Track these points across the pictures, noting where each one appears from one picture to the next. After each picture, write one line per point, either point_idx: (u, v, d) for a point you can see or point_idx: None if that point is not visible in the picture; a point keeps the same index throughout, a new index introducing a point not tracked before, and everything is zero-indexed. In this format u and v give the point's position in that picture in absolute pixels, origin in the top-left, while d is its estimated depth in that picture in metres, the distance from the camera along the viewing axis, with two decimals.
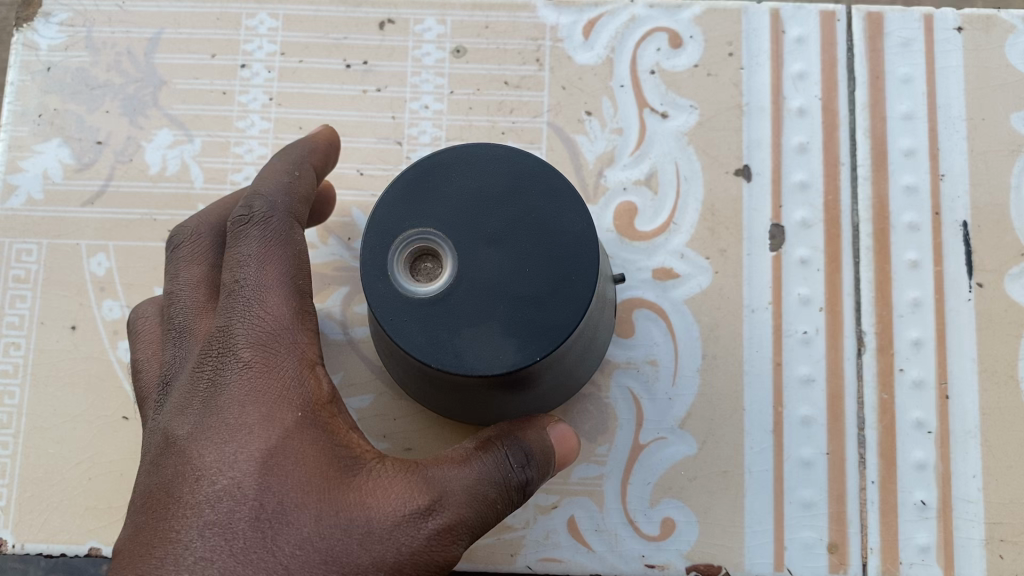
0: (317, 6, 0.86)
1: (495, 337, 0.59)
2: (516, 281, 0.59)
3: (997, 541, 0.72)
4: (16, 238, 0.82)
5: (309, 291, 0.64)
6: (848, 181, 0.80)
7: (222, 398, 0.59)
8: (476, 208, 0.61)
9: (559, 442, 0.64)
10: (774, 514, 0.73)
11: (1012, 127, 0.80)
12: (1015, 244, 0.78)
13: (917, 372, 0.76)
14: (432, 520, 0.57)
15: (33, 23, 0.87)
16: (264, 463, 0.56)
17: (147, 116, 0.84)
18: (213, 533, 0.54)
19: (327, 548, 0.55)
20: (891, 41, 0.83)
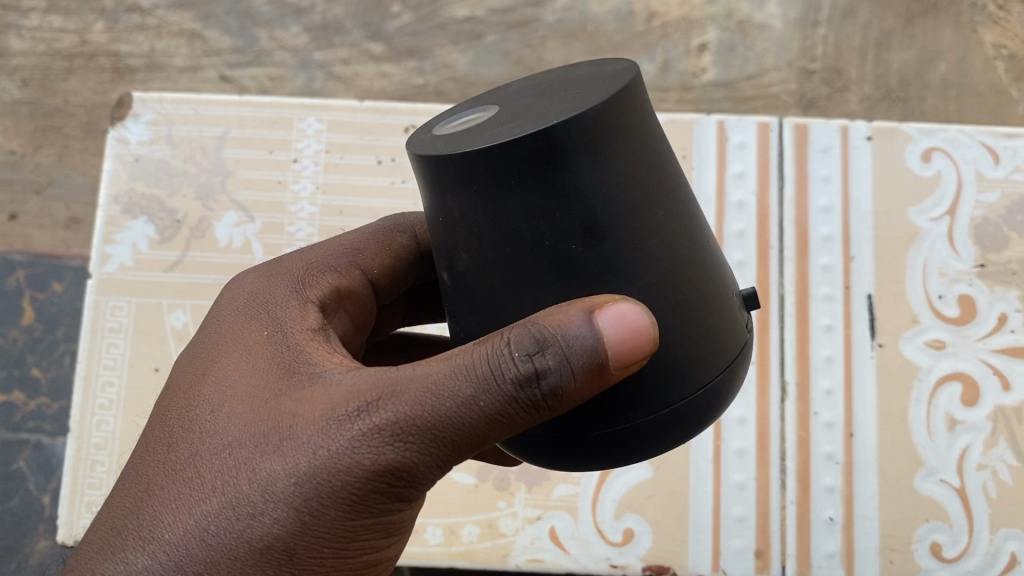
0: (354, 114, 1.09)
1: (511, 127, 0.52)
2: (553, 105, 0.53)
3: (889, 549, 0.90)
4: (111, 297, 1.03)
5: (370, 265, 0.76)
6: (777, 259, 1.01)
7: (219, 327, 0.67)
8: (530, 91, 0.60)
9: (609, 320, 0.51)
10: (713, 525, 0.92)
11: (909, 219, 1.01)
12: (909, 313, 0.97)
13: (829, 415, 0.95)
14: (357, 422, 0.55)
15: (124, 121, 1.10)
16: (226, 378, 0.62)
17: (215, 200, 1.07)
18: (168, 443, 0.60)
19: (244, 458, 0.56)
20: (815, 148, 1.05)
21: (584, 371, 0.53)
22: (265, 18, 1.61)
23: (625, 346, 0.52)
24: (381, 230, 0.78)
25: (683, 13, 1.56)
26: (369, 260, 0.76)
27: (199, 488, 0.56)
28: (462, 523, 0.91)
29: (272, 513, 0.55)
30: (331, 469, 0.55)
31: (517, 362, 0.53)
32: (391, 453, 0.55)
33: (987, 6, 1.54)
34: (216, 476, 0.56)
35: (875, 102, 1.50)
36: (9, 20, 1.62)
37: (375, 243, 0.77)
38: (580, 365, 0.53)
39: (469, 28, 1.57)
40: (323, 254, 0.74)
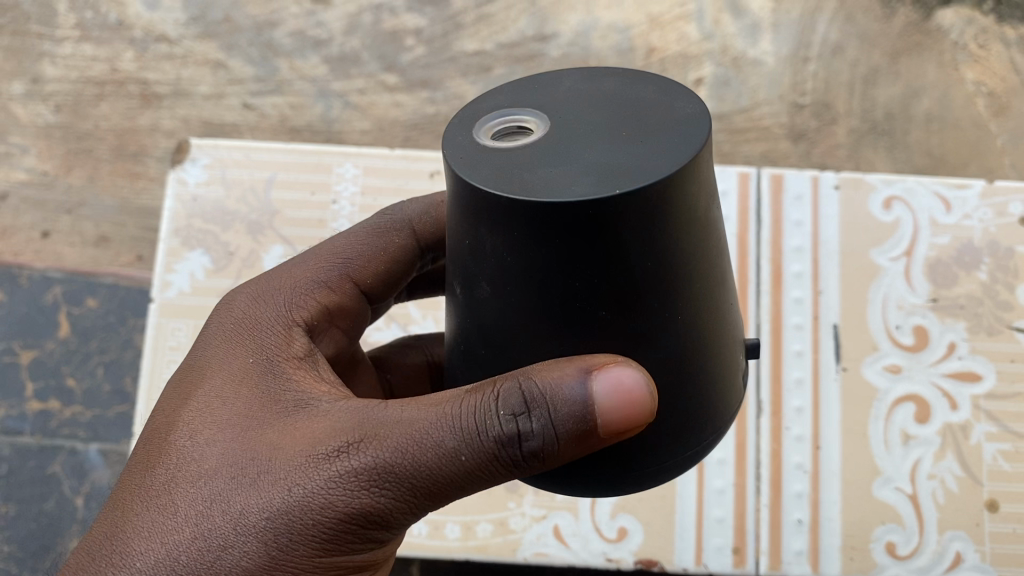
0: (387, 160, 1.12)
1: (570, 177, 0.50)
2: (607, 149, 0.52)
3: (850, 548, 0.97)
4: (172, 319, 1.04)
5: (365, 275, 0.79)
6: (753, 294, 1.07)
7: (210, 350, 0.69)
8: (581, 93, 0.57)
9: (605, 390, 0.52)
10: (695, 525, 0.98)
11: (872, 258, 1.08)
12: (869, 340, 1.04)
13: (798, 429, 1.02)
14: (336, 464, 0.57)
15: (182, 164, 1.12)
16: (211, 405, 0.64)
17: (264, 235, 1.09)
18: (150, 467, 0.62)
19: (221, 485, 0.59)
20: (789, 195, 1.11)
21: (574, 436, 0.55)
22: (286, 49, 1.66)
23: (620, 412, 0.53)
24: (379, 232, 0.81)
25: (681, 49, 1.62)
26: (364, 269, 0.79)
27: (173, 510, 0.59)
28: (477, 521, 0.98)
29: (244, 547, 0.57)
30: (306, 506, 0.57)
31: (501, 420, 0.55)
32: (367, 496, 0.57)
33: (967, 45, 1.63)
34: (193, 505, 0.58)
35: (861, 135, 1.57)
36: (43, 48, 1.66)
37: (370, 247, 0.80)
38: (572, 431, 0.55)
39: (479, 61, 1.63)
40: (320, 262, 0.77)
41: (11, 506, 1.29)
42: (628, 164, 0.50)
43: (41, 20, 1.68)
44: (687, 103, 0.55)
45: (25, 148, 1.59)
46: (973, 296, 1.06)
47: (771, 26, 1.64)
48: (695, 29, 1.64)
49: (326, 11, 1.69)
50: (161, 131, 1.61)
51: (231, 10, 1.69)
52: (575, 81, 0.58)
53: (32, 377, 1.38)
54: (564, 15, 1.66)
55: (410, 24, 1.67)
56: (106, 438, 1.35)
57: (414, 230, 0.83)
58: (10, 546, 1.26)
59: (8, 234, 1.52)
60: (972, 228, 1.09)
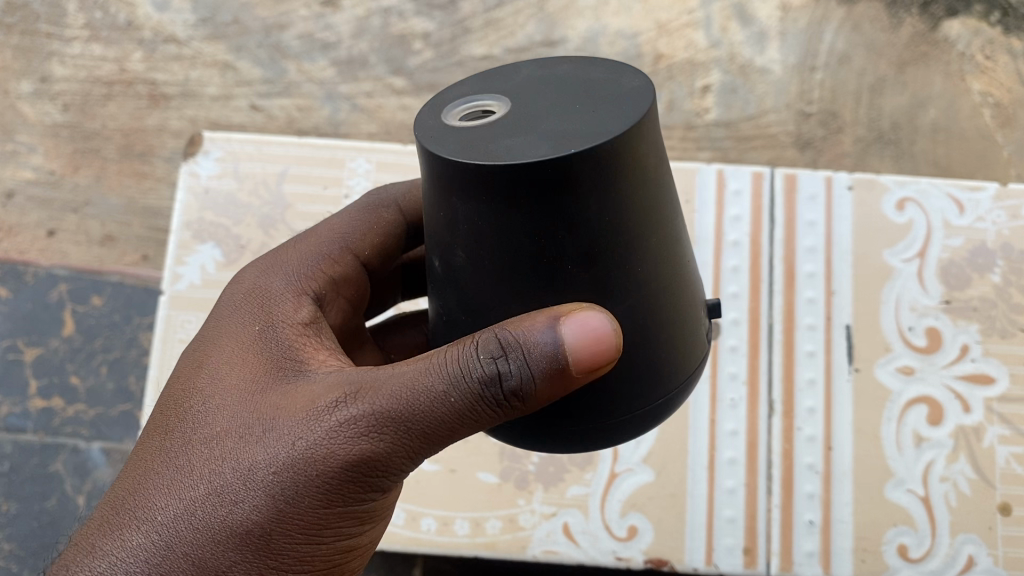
0: (399, 155, 1.12)
1: (531, 143, 0.52)
2: (564, 119, 0.53)
3: (862, 549, 0.97)
4: (181, 311, 1.04)
5: (363, 247, 0.81)
6: (766, 293, 1.07)
7: (217, 323, 0.70)
8: (539, 70, 0.59)
9: (576, 331, 0.54)
10: (706, 526, 0.98)
11: (885, 259, 1.07)
12: (882, 341, 1.04)
13: (810, 429, 1.01)
14: (335, 416, 0.58)
15: (195, 158, 1.12)
16: (216, 375, 0.65)
17: (276, 229, 1.08)
18: (161, 437, 0.62)
19: (228, 447, 0.59)
20: (802, 196, 1.11)
21: (549, 377, 0.56)
22: (294, 51, 1.66)
23: (585, 355, 0.54)
24: (368, 210, 0.83)
25: (689, 56, 1.63)
26: (360, 240, 0.81)
27: (182, 470, 0.60)
28: (486, 517, 0.98)
29: (258, 501, 0.57)
30: (311, 458, 0.57)
31: (480, 364, 0.56)
32: (370, 443, 0.57)
33: (974, 56, 1.63)
34: (205, 467, 0.59)
35: (867, 143, 1.57)
36: (52, 48, 1.66)
37: (360, 223, 0.82)
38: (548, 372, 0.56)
39: (487, 66, 1.63)
40: (317, 239, 0.78)
41: (13, 504, 1.29)
42: (581, 131, 0.52)
43: (51, 19, 1.68)
44: (633, 78, 0.56)
45: (32, 146, 1.60)
46: (986, 299, 1.05)
47: (778, 35, 1.64)
48: (703, 37, 1.64)
49: (335, 13, 1.68)
50: (168, 131, 1.61)
51: (239, 13, 1.69)
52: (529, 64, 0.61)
53: (35, 375, 1.38)
54: (572, 21, 1.66)
55: (418, 28, 1.67)
56: (108, 437, 1.35)
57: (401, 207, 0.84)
58: (11, 544, 1.27)
59: (14, 233, 1.52)
60: (985, 231, 1.08)
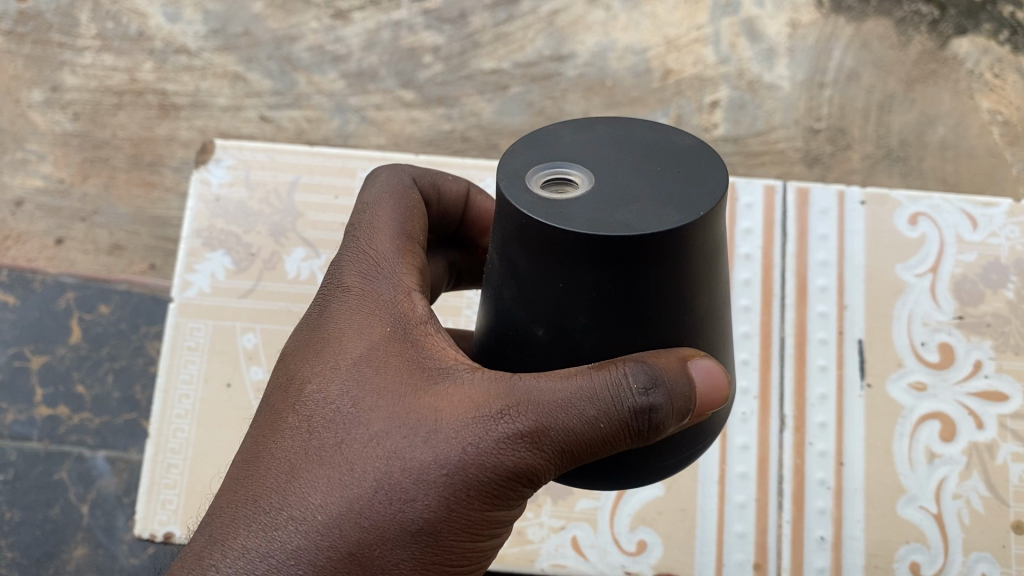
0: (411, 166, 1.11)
1: (654, 211, 0.51)
2: (668, 187, 0.53)
3: (873, 566, 0.96)
4: (190, 318, 1.05)
5: (418, 231, 0.70)
6: (778, 307, 1.06)
7: (331, 311, 0.63)
8: (595, 139, 0.57)
9: (705, 378, 0.56)
10: (717, 541, 0.97)
11: (897, 274, 1.07)
12: (894, 357, 1.03)
13: (822, 444, 1.01)
14: (506, 424, 0.55)
15: (207, 165, 1.13)
16: (364, 371, 0.59)
17: (287, 237, 1.09)
18: (304, 426, 0.58)
19: (391, 447, 0.55)
20: (814, 210, 1.11)
21: (676, 412, 0.56)
22: (304, 63, 1.66)
23: (708, 397, 0.57)
24: (400, 190, 0.71)
25: (697, 71, 1.63)
26: (412, 223, 0.70)
27: (336, 469, 0.55)
28: None
29: (425, 499, 0.54)
30: (484, 461, 0.55)
31: (633, 394, 0.54)
32: (523, 457, 0.55)
33: (983, 74, 1.62)
34: (371, 462, 0.55)
35: (876, 160, 1.56)
36: (64, 58, 1.67)
37: (402, 208, 0.70)
38: (675, 404, 0.55)
39: (495, 80, 1.63)
40: (377, 234, 0.68)
41: (16, 512, 1.30)
42: (694, 193, 0.53)
43: (63, 29, 1.69)
44: (683, 136, 0.58)
45: (42, 155, 1.60)
46: (1000, 315, 1.05)
47: (787, 51, 1.64)
48: (712, 53, 1.64)
49: (346, 26, 1.68)
50: (178, 141, 1.61)
51: (251, 24, 1.69)
52: (572, 130, 0.58)
53: (42, 384, 1.38)
54: (581, 36, 1.66)
55: (428, 41, 1.67)
56: (113, 446, 1.35)
57: (435, 189, 0.76)
58: (14, 552, 1.28)
59: (22, 240, 1.52)
60: (998, 246, 1.08)
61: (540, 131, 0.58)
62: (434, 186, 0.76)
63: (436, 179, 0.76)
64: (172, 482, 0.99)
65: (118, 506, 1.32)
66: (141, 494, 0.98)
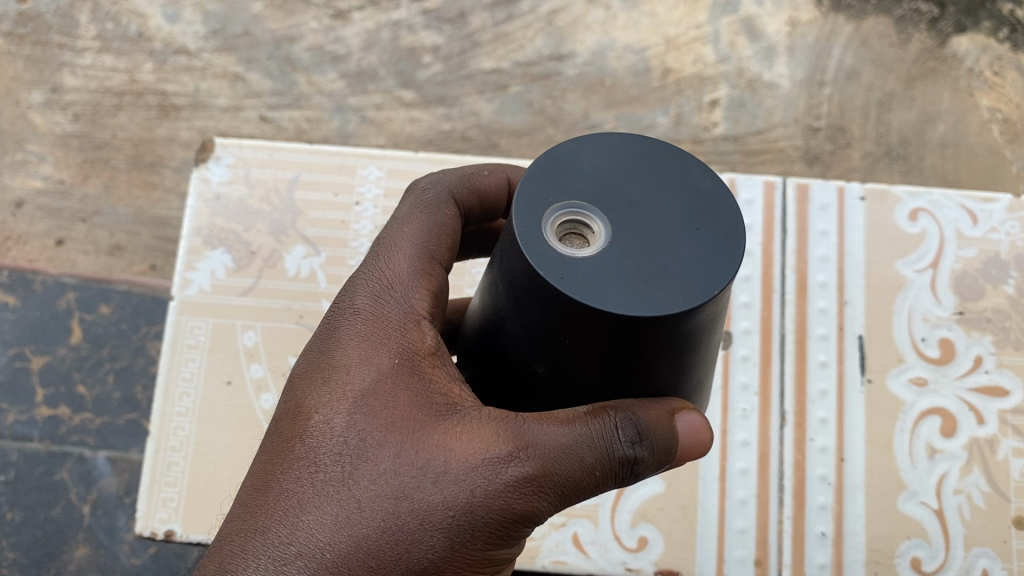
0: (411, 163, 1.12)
1: (670, 287, 0.52)
2: (681, 253, 0.54)
3: (874, 562, 0.96)
4: (190, 316, 1.05)
5: (442, 250, 0.70)
6: (778, 303, 1.06)
7: (341, 338, 0.64)
8: (615, 173, 0.57)
9: (689, 432, 0.60)
10: (718, 537, 0.97)
11: (897, 270, 1.07)
12: (895, 353, 1.03)
13: (822, 440, 1.01)
14: (512, 467, 0.57)
15: (206, 163, 1.12)
16: (372, 405, 0.60)
17: (287, 235, 1.09)
18: (313, 461, 0.59)
19: (399, 485, 0.57)
20: (814, 205, 1.10)
21: (657, 458, 0.60)
22: (304, 64, 1.66)
23: (689, 445, 0.61)
24: (431, 207, 0.72)
25: (697, 70, 1.63)
26: (437, 242, 0.70)
27: (345, 506, 0.57)
28: None
29: (432, 539, 0.56)
30: (489, 503, 0.57)
31: (622, 445, 0.58)
32: (526, 500, 0.57)
33: (983, 72, 1.62)
34: (381, 501, 0.56)
35: (876, 158, 1.57)
36: (64, 59, 1.67)
37: (433, 222, 0.71)
38: (658, 452, 0.59)
39: (495, 79, 1.63)
40: (405, 251, 0.69)
41: (17, 512, 1.30)
42: (708, 267, 0.53)
43: (62, 30, 1.69)
44: (704, 180, 0.58)
45: (42, 156, 1.60)
46: (1000, 310, 1.05)
47: (787, 49, 1.64)
48: (711, 52, 1.64)
49: (345, 26, 1.68)
50: (178, 142, 1.61)
51: (250, 25, 1.69)
52: (592, 156, 0.58)
53: (42, 384, 1.39)
54: (580, 35, 1.66)
55: (427, 41, 1.67)
56: (114, 446, 1.35)
57: (474, 188, 0.77)
58: (15, 552, 1.28)
59: (22, 241, 1.53)
60: (998, 242, 1.08)
61: (560, 154, 0.58)
62: (471, 188, 0.77)
63: (473, 181, 0.77)
64: (172, 480, 0.99)
65: (119, 506, 1.32)
66: (142, 492, 0.98)
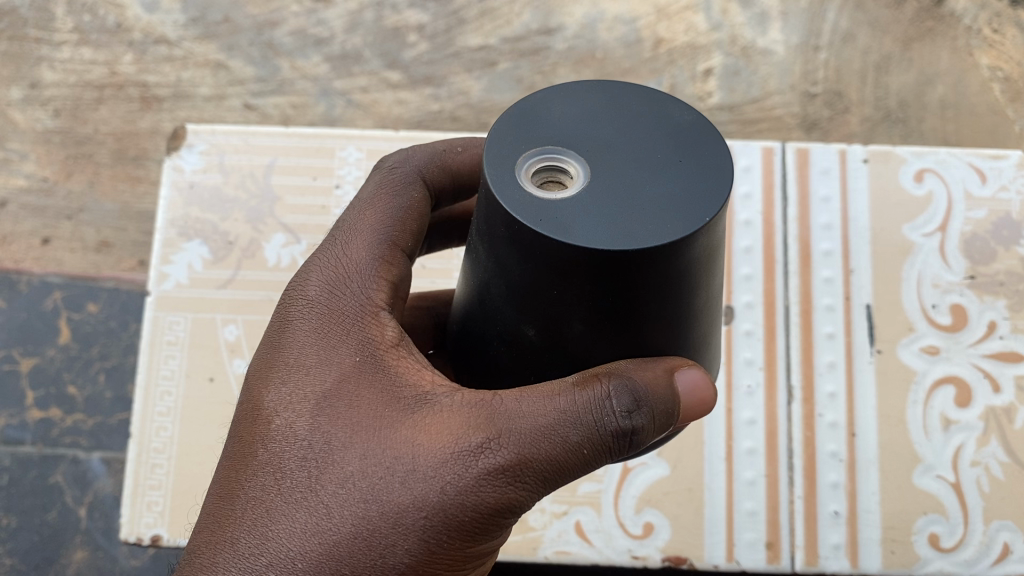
0: (391, 142, 1.08)
1: (661, 220, 0.49)
2: (673, 186, 0.51)
3: (890, 540, 0.94)
4: (169, 312, 1.02)
5: (405, 237, 0.68)
6: (781, 274, 1.03)
7: (295, 331, 0.62)
8: (589, 118, 0.54)
9: (690, 388, 0.57)
10: (726, 520, 0.95)
11: (904, 235, 1.04)
12: (904, 321, 1.00)
13: (832, 416, 0.98)
14: (484, 459, 0.55)
15: (179, 152, 1.09)
16: (335, 405, 0.58)
17: (265, 224, 1.05)
18: (276, 467, 0.57)
19: (367, 489, 0.55)
20: (815, 170, 1.07)
21: (658, 425, 0.57)
22: (287, 48, 1.62)
23: (691, 405, 0.58)
24: (396, 189, 0.70)
25: (689, 39, 1.59)
26: (400, 227, 0.68)
27: (314, 514, 0.55)
28: None
29: (406, 540, 0.54)
30: (464, 498, 0.55)
31: (613, 418, 0.55)
32: (504, 491, 0.55)
33: (982, 30, 1.57)
34: (351, 508, 0.55)
35: (875, 123, 1.53)
36: (42, 53, 1.63)
37: (395, 206, 0.69)
38: (657, 417, 0.56)
39: (483, 56, 1.59)
40: (361, 236, 0.66)
41: (13, 518, 1.28)
42: (703, 199, 0.50)
43: (38, 24, 1.65)
44: (683, 113, 0.55)
45: (24, 154, 1.57)
46: (1013, 273, 1.02)
47: (780, 15, 1.60)
48: (703, 20, 1.60)
49: (327, 9, 1.65)
50: (161, 134, 1.57)
51: (230, 11, 1.65)
52: (562, 104, 0.55)
53: (33, 386, 1.36)
54: (569, 8, 1.62)
55: (412, 20, 1.63)
56: (109, 446, 1.33)
57: (447, 166, 0.74)
58: (13, 558, 1.26)
59: (8, 242, 1.49)
60: (1009, 201, 1.05)
61: (529, 104, 0.55)
62: (443, 167, 0.74)
63: (444, 160, 0.73)
64: (158, 483, 0.96)
65: (116, 507, 1.29)
66: (126, 496, 0.96)
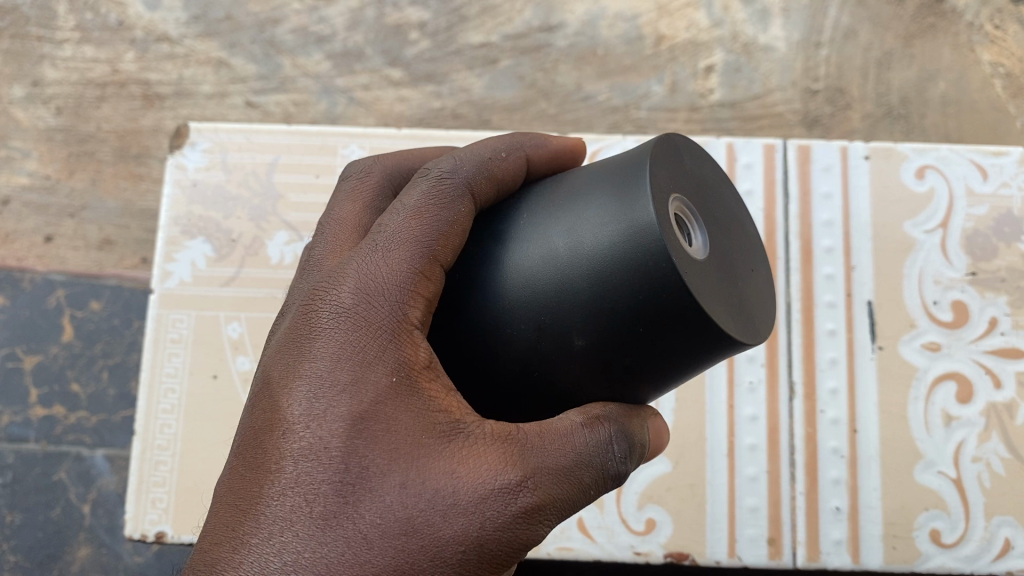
0: (394, 139, 1.08)
1: (740, 315, 0.58)
2: (744, 284, 0.62)
3: (892, 536, 0.95)
4: (172, 309, 1.02)
5: (446, 253, 0.61)
6: (782, 271, 1.03)
7: (325, 343, 0.59)
8: (701, 188, 0.63)
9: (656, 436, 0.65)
10: (729, 516, 0.95)
11: (906, 231, 1.04)
12: (906, 317, 1.00)
13: (834, 412, 0.98)
14: (520, 497, 0.55)
15: (182, 149, 1.08)
16: (373, 429, 0.56)
17: (268, 221, 1.05)
18: (309, 488, 0.55)
19: (407, 520, 0.54)
20: (817, 166, 1.07)
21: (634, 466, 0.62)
22: (288, 46, 1.62)
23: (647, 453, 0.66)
24: (444, 199, 0.63)
25: (691, 36, 1.58)
26: (444, 241, 0.61)
27: (351, 543, 0.53)
28: None
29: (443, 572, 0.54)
30: (499, 534, 0.55)
31: (613, 463, 0.59)
32: (533, 529, 0.56)
33: (983, 26, 1.57)
34: (389, 539, 0.53)
35: (876, 120, 1.53)
36: (43, 51, 1.62)
37: (442, 218, 0.62)
38: (636, 457, 0.62)
39: (485, 54, 1.59)
40: (405, 250, 0.60)
41: (17, 514, 1.29)
42: (759, 308, 0.62)
43: (39, 21, 1.64)
44: (744, 229, 0.68)
45: (27, 152, 1.57)
46: (1015, 269, 1.02)
47: (782, 11, 1.59)
48: (705, 16, 1.59)
49: (328, 6, 1.64)
50: (163, 132, 1.58)
51: (231, 8, 1.64)
52: (689, 159, 0.63)
53: (36, 384, 1.36)
54: (570, 4, 1.61)
55: (413, 17, 1.63)
56: (112, 443, 1.33)
57: (494, 175, 0.66)
58: (17, 554, 1.28)
59: (11, 240, 1.49)
60: (1010, 197, 1.05)
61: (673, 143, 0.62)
62: (491, 177, 0.66)
63: (492, 169, 0.65)
64: (162, 479, 0.97)
65: (119, 504, 1.30)
66: (130, 492, 0.96)
